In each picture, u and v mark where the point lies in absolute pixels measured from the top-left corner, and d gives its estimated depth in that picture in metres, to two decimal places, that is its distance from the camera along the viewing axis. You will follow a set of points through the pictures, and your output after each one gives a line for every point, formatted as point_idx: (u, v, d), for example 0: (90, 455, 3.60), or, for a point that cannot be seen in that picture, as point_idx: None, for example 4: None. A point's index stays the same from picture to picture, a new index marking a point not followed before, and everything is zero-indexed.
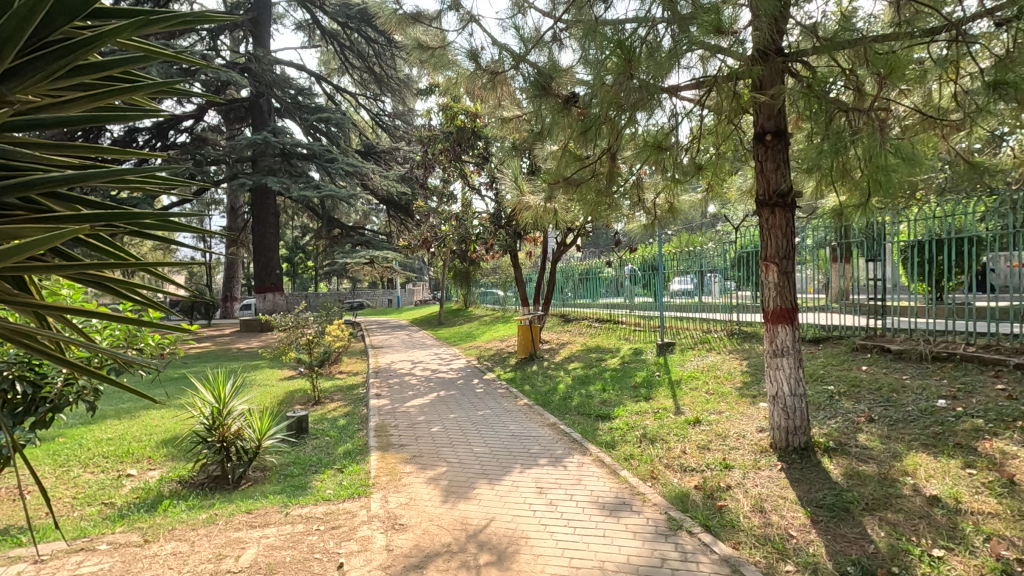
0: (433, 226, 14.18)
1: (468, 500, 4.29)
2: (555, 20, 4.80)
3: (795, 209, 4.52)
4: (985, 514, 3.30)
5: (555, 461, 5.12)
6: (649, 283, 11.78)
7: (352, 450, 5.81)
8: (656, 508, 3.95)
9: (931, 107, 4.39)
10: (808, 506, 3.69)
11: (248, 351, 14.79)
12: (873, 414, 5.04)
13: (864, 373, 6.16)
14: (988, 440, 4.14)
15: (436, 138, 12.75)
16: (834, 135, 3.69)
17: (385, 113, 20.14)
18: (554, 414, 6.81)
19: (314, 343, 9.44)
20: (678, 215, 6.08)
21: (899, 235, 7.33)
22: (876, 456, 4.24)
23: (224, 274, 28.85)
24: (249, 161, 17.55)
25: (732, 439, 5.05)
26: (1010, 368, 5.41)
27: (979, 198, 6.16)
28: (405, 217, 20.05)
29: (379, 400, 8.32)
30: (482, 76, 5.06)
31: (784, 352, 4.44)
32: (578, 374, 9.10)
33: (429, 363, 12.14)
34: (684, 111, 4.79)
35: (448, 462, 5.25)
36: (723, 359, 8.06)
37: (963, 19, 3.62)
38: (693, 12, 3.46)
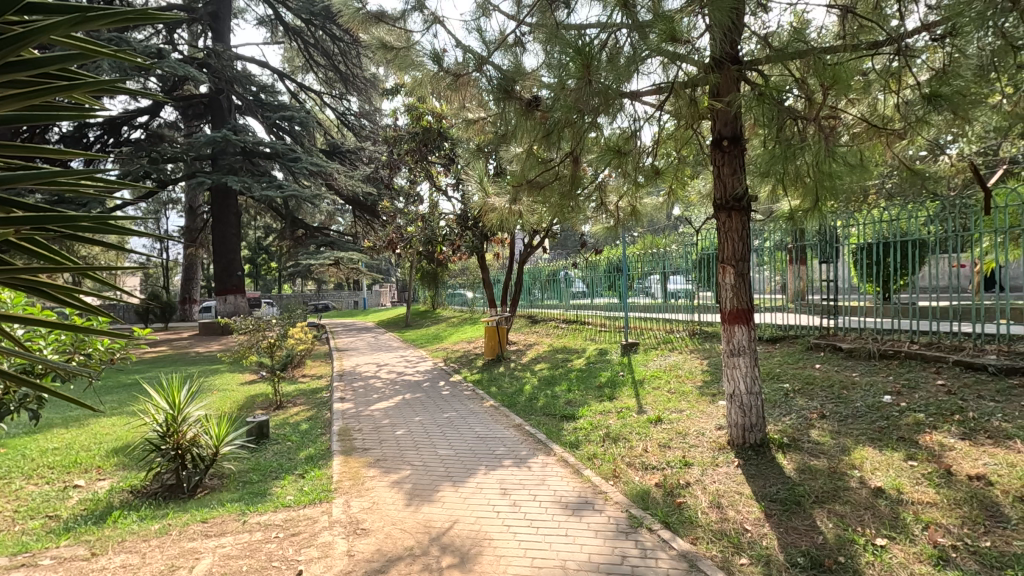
0: (399, 228, 14.07)
1: (432, 503, 4.27)
2: (519, 23, 4.83)
3: (750, 213, 4.67)
4: (925, 503, 3.47)
5: (519, 462, 5.15)
6: (614, 285, 11.98)
7: (315, 455, 5.72)
8: (617, 507, 4.02)
9: (875, 116, 4.54)
10: (762, 501, 3.81)
11: (206, 355, 14.36)
12: (824, 410, 5.24)
13: (817, 371, 6.39)
14: (929, 434, 4.35)
15: (401, 139, 12.63)
16: (785, 142, 3.82)
17: (351, 113, 19.87)
18: (520, 415, 6.86)
19: (275, 346, 9.24)
20: (641, 218, 6.21)
21: (850, 238, 7.61)
22: (826, 451, 4.41)
23: (182, 276, 28.06)
24: (208, 159, 17.03)
25: (692, 437, 5.17)
26: (950, 364, 5.70)
27: (923, 203, 6.46)
28: (371, 218, 19.79)
29: (343, 403, 8.19)
30: (445, 78, 5.06)
31: (740, 352, 4.57)
32: (544, 374, 9.20)
33: (395, 366, 12.02)
34: (645, 115, 4.89)
35: (412, 465, 5.22)
36: (684, 359, 8.24)
37: (904, 34, 3.83)
38: (652, 20, 3.51)
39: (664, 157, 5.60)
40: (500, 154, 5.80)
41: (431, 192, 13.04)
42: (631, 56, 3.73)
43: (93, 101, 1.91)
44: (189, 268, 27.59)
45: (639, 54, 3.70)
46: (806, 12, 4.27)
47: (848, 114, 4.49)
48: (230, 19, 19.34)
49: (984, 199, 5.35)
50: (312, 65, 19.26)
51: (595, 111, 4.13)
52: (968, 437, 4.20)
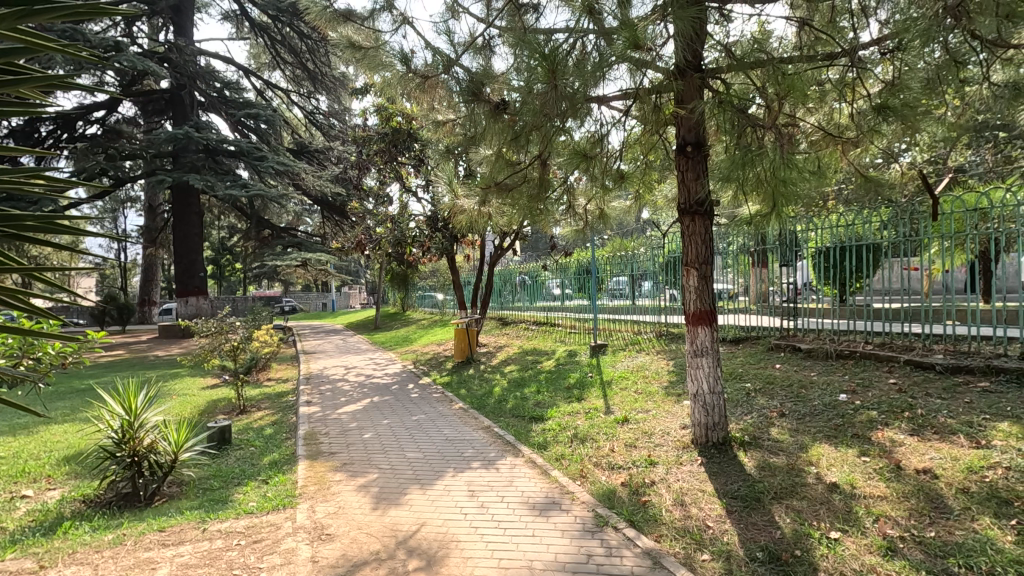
0: (369, 229, 13.93)
1: (399, 506, 4.24)
2: (488, 26, 4.85)
3: (713, 217, 4.79)
4: (876, 497, 3.62)
5: (487, 464, 5.15)
6: (583, 287, 12.14)
7: (279, 460, 5.61)
8: (584, 506, 4.06)
9: (832, 124, 4.71)
10: (724, 498, 3.91)
11: (166, 359, 13.89)
12: (784, 408, 5.41)
13: (778, 371, 6.58)
14: (882, 430, 4.53)
15: (370, 139, 12.53)
16: (744, 148, 3.93)
17: (319, 112, 19.56)
18: (489, 417, 6.86)
19: (239, 349, 9.03)
20: (608, 221, 6.33)
21: (810, 242, 7.86)
22: (785, 448, 4.54)
23: (140, 277, 27.04)
24: (169, 156, 16.52)
25: (657, 436, 5.27)
26: (901, 364, 5.94)
27: (876, 209, 6.74)
28: (340, 218, 19.45)
29: (310, 407, 8.05)
30: (413, 80, 4.99)
31: (704, 352, 4.67)
32: (514, 376, 9.21)
33: (363, 369, 11.86)
34: (612, 120, 4.97)
35: (379, 468, 5.17)
36: (651, 360, 8.41)
37: (857, 47, 4.00)
38: (617, 27, 3.57)
39: (631, 162, 5.69)
40: (469, 156, 5.78)
41: (401, 193, 12.94)
42: (597, 62, 3.78)
43: (40, 95, 1.83)
44: (148, 270, 26.73)
45: (605, 60, 3.76)
46: (766, 23, 4.42)
47: (806, 122, 4.65)
48: (193, 13, 18.85)
49: (931, 205, 5.61)
50: (279, 62, 18.85)
51: (562, 115, 4.20)
52: (917, 433, 4.39)
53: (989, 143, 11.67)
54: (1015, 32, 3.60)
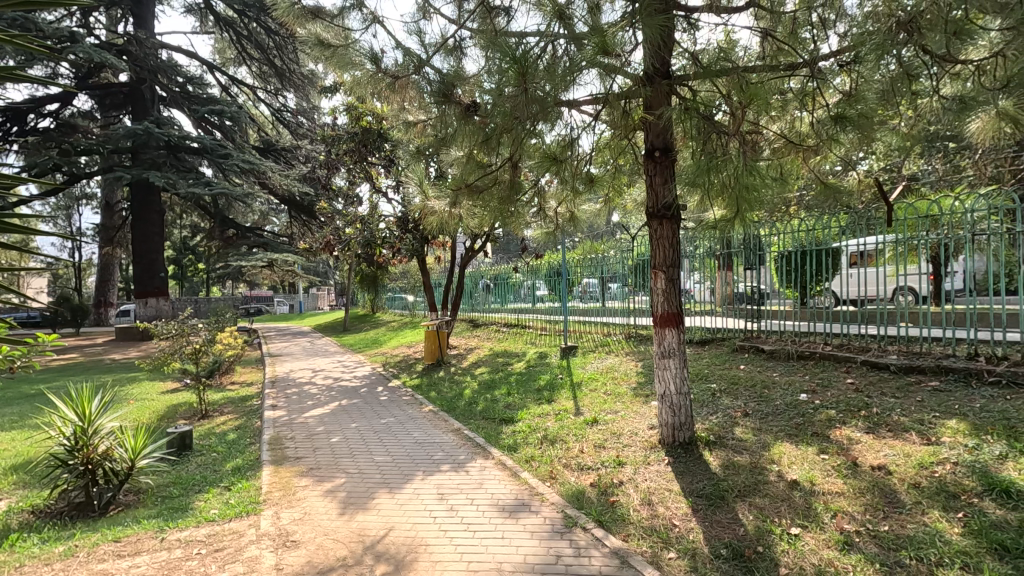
0: (338, 229, 13.69)
1: (367, 511, 4.18)
2: (459, 28, 4.85)
3: (680, 222, 4.87)
4: (834, 493, 3.75)
5: (457, 466, 5.12)
6: (555, 289, 12.22)
7: (242, 465, 5.46)
8: (553, 508, 4.08)
9: (794, 132, 4.86)
10: (689, 496, 3.99)
11: (123, 362, 13.37)
12: (747, 408, 5.55)
13: (741, 372, 6.75)
14: (839, 429, 4.69)
15: (339, 139, 12.37)
16: (709, 154, 4.01)
17: (287, 110, 19.17)
18: (460, 420, 6.82)
19: (201, 352, 8.75)
20: (578, 223, 6.42)
21: (773, 246, 8.09)
22: (748, 448, 4.66)
23: (96, 277, 26.02)
24: (128, 152, 15.98)
25: (625, 436, 5.34)
26: (858, 364, 6.17)
27: (835, 215, 7.00)
28: (308, 218, 19.06)
29: (275, 411, 7.86)
30: (383, 80, 4.93)
31: (671, 354, 4.74)
32: (484, 378, 9.18)
33: (332, 371, 11.67)
34: (582, 124, 5.03)
35: (347, 473, 5.09)
36: (621, 361, 8.51)
37: (817, 58, 4.13)
38: (588, 32, 3.62)
39: (601, 165, 5.75)
40: (440, 157, 5.75)
41: (371, 194, 12.79)
42: (567, 66, 3.81)
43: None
44: (105, 270, 25.73)
45: (576, 65, 3.79)
46: (732, 32, 4.53)
47: (769, 130, 4.78)
48: (154, 5, 18.26)
49: (886, 212, 5.84)
50: (245, 58, 18.40)
51: (533, 118, 4.22)
52: (872, 431, 4.56)
53: (940, 153, 12.27)
54: (962, 48, 3.76)
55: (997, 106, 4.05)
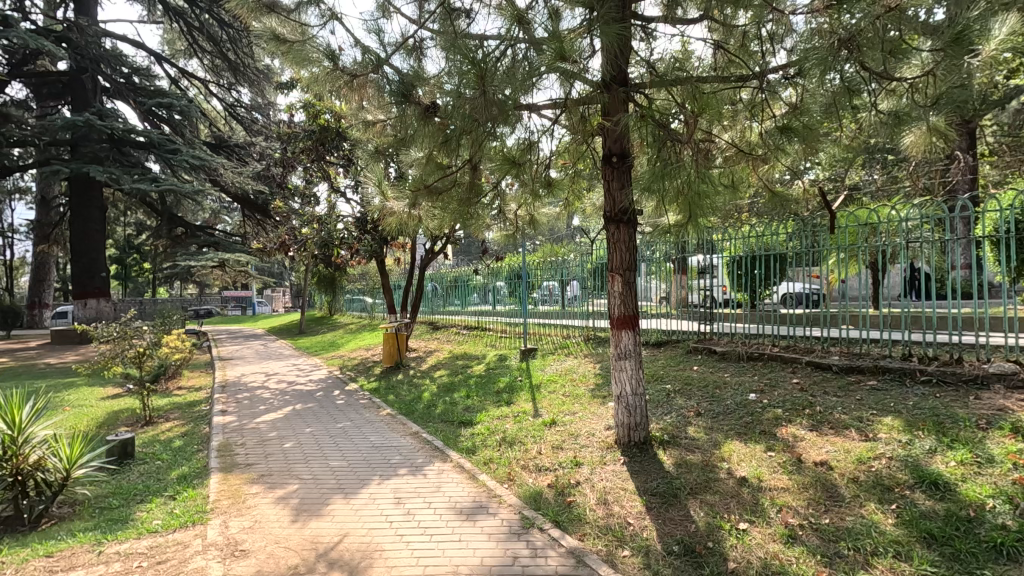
0: (294, 229, 13.34)
1: (321, 517, 4.09)
2: (420, 28, 4.81)
3: (637, 226, 4.96)
4: (780, 488, 3.90)
5: (414, 470, 5.07)
6: (515, 292, 12.32)
7: (189, 473, 5.25)
8: (511, 509, 4.10)
9: (745, 141, 5.02)
10: (643, 495, 4.07)
11: (58, 367, 12.63)
12: (700, 408, 5.70)
13: (695, 372, 6.95)
14: (786, 427, 4.89)
15: (296, 137, 12.09)
16: (663, 161, 4.11)
17: (241, 105, 18.57)
18: (418, 423, 6.76)
19: (146, 356, 8.36)
20: (538, 226, 6.47)
21: (725, 251, 8.37)
22: (700, 446, 4.80)
23: (31, 276, 24.52)
24: (66, 144, 15.15)
25: (583, 437, 5.41)
26: (803, 364, 6.45)
27: (784, 221, 7.30)
28: (262, 217, 18.50)
29: (225, 416, 7.58)
30: (341, 77, 4.84)
31: (627, 355, 4.82)
32: (443, 381, 9.12)
33: (285, 375, 11.34)
34: (542, 128, 5.08)
35: (300, 479, 4.96)
36: (579, 363, 8.62)
37: (765, 71, 4.29)
38: (546, 37, 3.67)
39: (561, 169, 5.82)
40: (399, 157, 5.69)
41: (329, 193, 12.53)
42: (527, 70, 3.85)
43: None
44: (40, 269, 24.28)
45: (535, 70, 3.83)
46: (687, 42, 4.68)
47: (721, 139, 4.94)
48: None
49: (829, 219, 6.13)
50: (197, 50, 17.71)
51: (493, 121, 4.23)
52: (816, 428, 4.77)
53: (879, 165, 13.00)
54: (899, 65, 3.94)
55: (929, 121, 4.23)
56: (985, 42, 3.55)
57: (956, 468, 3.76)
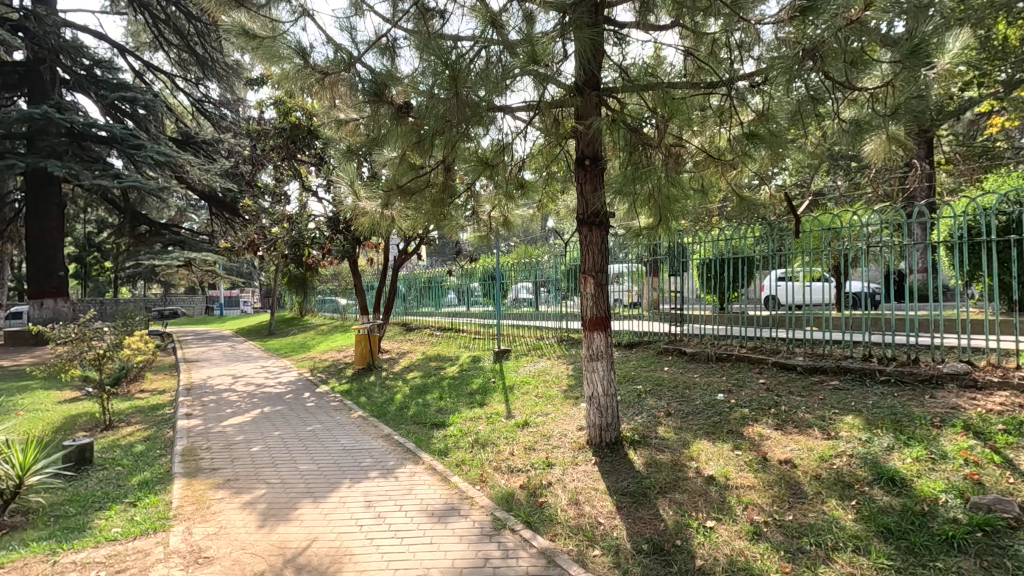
0: (263, 228, 13.08)
1: (289, 522, 4.01)
2: (394, 27, 4.76)
3: (609, 228, 5.01)
4: (746, 486, 3.99)
5: (386, 473, 5.02)
6: (489, 293, 12.33)
7: (151, 479, 5.09)
8: (482, 510, 4.09)
9: (714, 147, 5.13)
10: (614, 495, 4.11)
11: (12, 370, 12.10)
12: (670, 408, 5.79)
13: (666, 373, 7.06)
14: (753, 426, 5.00)
15: (266, 134, 11.86)
16: (634, 165, 4.15)
17: (209, 101, 18.09)
18: (389, 425, 6.69)
19: (106, 358, 8.08)
20: (511, 227, 6.50)
21: (695, 254, 8.52)
22: (670, 445, 4.87)
23: None
24: (22, 138, 14.55)
25: (555, 438, 5.44)
26: (769, 365, 6.62)
27: (751, 225, 7.48)
28: (231, 216, 18.07)
29: (190, 420, 7.38)
30: (312, 75, 4.73)
31: (599, 356, 4.87)
32: (416, 383, 9.05)
33: (254, 377, 11.09)
34: (516, 130, 5.09)
35: (268, 483, 4.86)
36: (552, 364, 8.67)
37: (734, 78, 4.38)
38: (520, 40, 3.68)
39: (535, 171, 5.84)
40: (372, 157, 5.63)
41: (300, 192, 12.32)
42: (501, 72, 3.86)
43: None
44: None
45: (509, 72, 3.84)
46: (659, 48, 4.76)
47: (691, 144, 5.04)
48: None
49: (794, 224, 6.31)
50: (163, 43, 17.19)
51: (467, 122, 4.22)
52: (781, 427, 4.90)
53: (843, 172, 13.42)
54: (860, 76, 4.08)
55: (889, 131, 4.37)
56: (940, 55, 3.72)
57: (912, 464, 3.91)
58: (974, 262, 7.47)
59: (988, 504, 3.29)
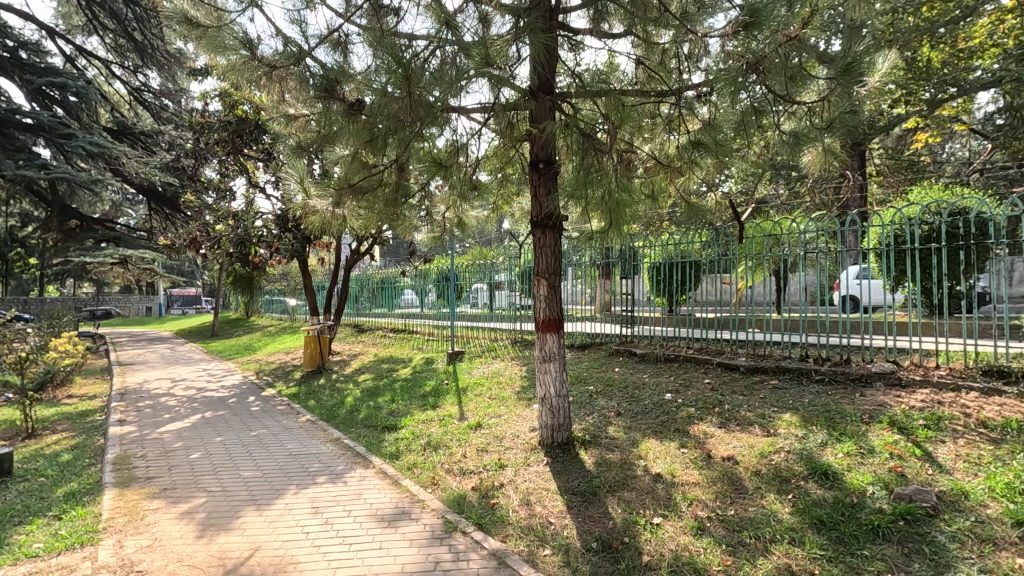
0: (206, 224, 12.52)
1: (230, 531, 3.86)
2: (347, 22, 4.67)
3: (561, 231, 5.07)
4: (691, 483, 4.12)
5: (334, 477, 4.90)
6: (443, 295, 12.26)
7: (79, 490, 4.78)
8: (433, 513, 4.06)
9: (663, 154, 5.29)
10: (565, 494, 4.17)
11: None
12: (620, 408, 5.92)
13: (617, 374, 7.21)
14: (698, 424, 5.18)
15: (210, 127, 11.36)
16: (586, 170, 4.21)
17: (148, 90, 17.19)
18: (339, 429, 6.54)
19: (29, 362, 7.54)
20: (465, 228, 6.49)
21: (646, 258, 8.76)
22: (619, 445, 4.98)
23: None
24: None
25: (508, 439, 5.47)
26: (714, 366, 6.86)
27: (699, 231, 7.74)
28: (171, 211, 17.21)
29: (123, 426, 6.97)
30: (259, 68, 4.57)
31: (551, 358, 4.92)
32: (368, 386, 8.88)
33: (195, 381, 10.60)
34: (470, 131, 5.09)
35: (208, 491, 4.66)
36: (506, 366, 8.69)
37: (684, 87, 4.54)
38: (475, 42, 3.69)
39: (489, 172, 5.85)
40: (323, 154, 5.48)
41: (247, 188, 11.90)
42: (456, 74, 3.85)
43: None
44: None
45: (465, 74, 3.84)
46: (612, 56, 4.88)
47: (641, 151, 5.18)
48: None
49: (739, 229, 6.56)
50: (97, 27, 16.20)
51: (421, 122, 4.18)
52: (724, 425, 5.09)
53: (784, 181, 14.10)
54: (800, 91, 4.31)
55: (824, 144, 4.62)
56: (871, 74, 3.97)
57: (843, 459, 4.14)
58: (901, 268, 8.00)
59: (909, 495, 3.51)
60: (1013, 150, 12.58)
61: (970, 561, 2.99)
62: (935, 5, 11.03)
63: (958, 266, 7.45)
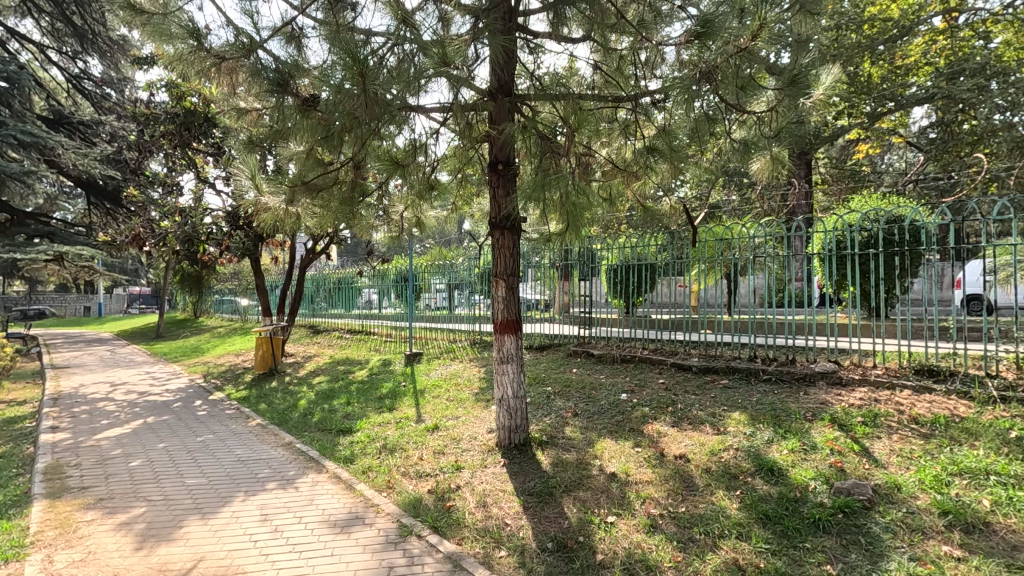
0: (151, 220, 11.95)
1: (172, 542, 3.69)
2: (301, 14, 4.55)
3: (519, 233, 5.08)
4: (644, 482, 4.21)
5: (285, 483, 4.76)
6: (401, 295, 12.10)
7: (3, 503, 4.46)
8: (388, 518, 4.00)
9: (620, 158, 5.39)
10: (521, 495, 4.18)
11: None
12: (577, 408, 5.99)
13: (574, 374, 7.29)
14: (652, 424, 5.29)
15: (155, 119, 10.86)
16: (543, 171, 4.23)
17: (88, 78, 16.28)
18: (291, 433, 6.36)
19: None
20: (424, 228, 6.41)
21: (604, 260, 8.89)
22: (575, 445, 5.03)
23: None
24: None
25: (465, 441, 5.44)
26: (669, 366, 7.02)
27: (655, 233, 7.92)
28: (112, 206, 16.32)
29: (55, 433, 6.56)
30: (207, 59, 4.39)
31: (508, 359, 4.92)
32: (322, 388, 8.67)
33: (136, 385, 10.08)
34: (428, 131, 5.05)
35: (148, 500, 4.44)
36: (464, 367, 8.65)
37: (640, 92, 4.63)
38: (432, 41, 3.65)
39: (447, 172, 5.81)
40: (275, 149, 5.32)
41: (195, 183, 11.44)
42: (414, 72, 3.80)
43: None
44: None
45: (423, 72, 3.79)
46: (571, 60, 4.94)
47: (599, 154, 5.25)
48: None
49: (692, 233, 6.75)
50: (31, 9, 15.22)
51: (378, 119, 4.10)
52: (676, 424, 5.21)
53: (735, 187, 14.65)
54: (750, 100, 4.45)
55: (772, 152, 4.78)
56: (816, 87, 4.14)
57: (788, 455, 4.31)
58: (842, 272, 8.42)
59: (848, 488, 3.70)
60: (944, 162, 13.50)
61: (901, 549, 3.16)
62: (875, 24, 11.66)
63: (893, 271, 7.92)
